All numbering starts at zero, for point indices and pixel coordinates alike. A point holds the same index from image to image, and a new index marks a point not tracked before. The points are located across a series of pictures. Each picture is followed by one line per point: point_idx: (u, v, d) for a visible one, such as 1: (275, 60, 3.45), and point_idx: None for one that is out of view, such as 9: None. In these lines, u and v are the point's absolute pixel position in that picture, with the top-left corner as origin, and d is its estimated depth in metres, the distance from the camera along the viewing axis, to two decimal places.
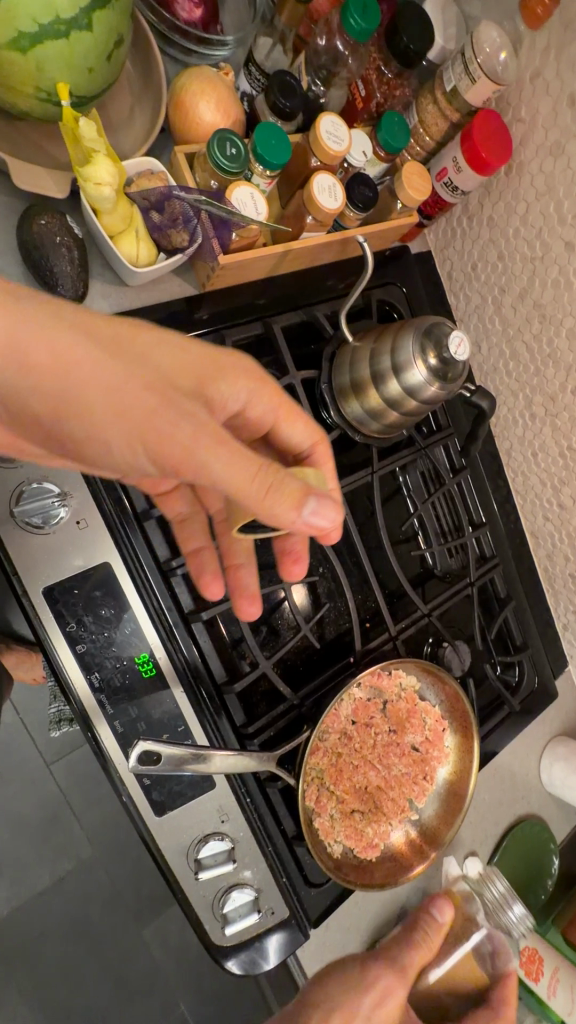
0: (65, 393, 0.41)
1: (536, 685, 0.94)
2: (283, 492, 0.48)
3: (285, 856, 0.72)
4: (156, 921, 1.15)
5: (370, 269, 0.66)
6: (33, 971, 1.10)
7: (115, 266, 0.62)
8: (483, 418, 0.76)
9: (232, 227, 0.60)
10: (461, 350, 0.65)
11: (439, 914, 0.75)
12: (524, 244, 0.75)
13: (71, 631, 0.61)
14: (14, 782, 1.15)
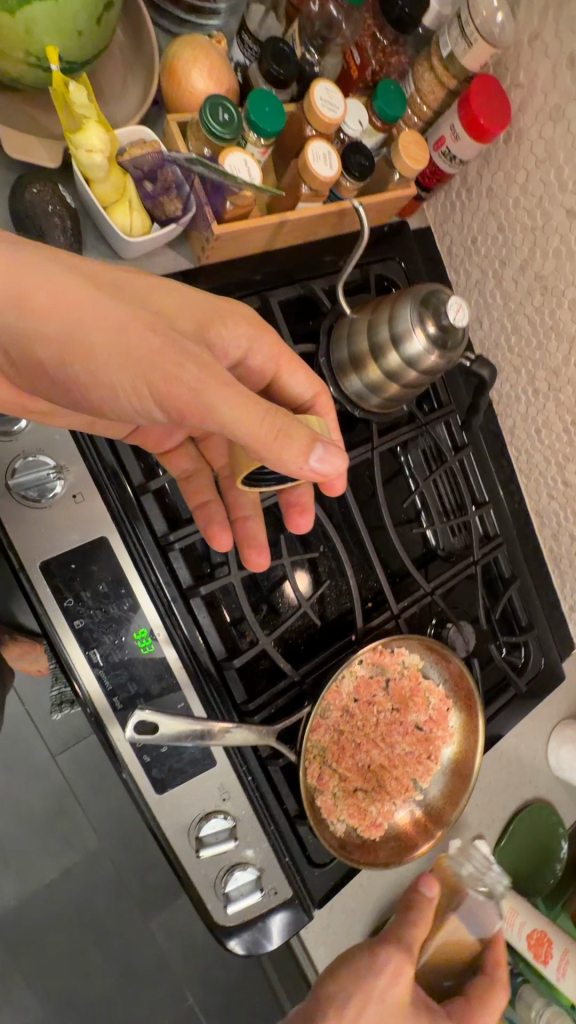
0: (81, 334, 0.46)
1: (542, 667, 0.92)
2: (291, 434, 0.48)
3: (287, 835, 0.71)
4: (163, 912, 1.16)
5: (366, 236, 0.65)
6: (42, 960, 1.12)
7: (109, 238, 0.62)
8: (484, 389, 0.77)
9: (226, 193, 0.60)
10: (460, 316, 0.64)
11: (429, 890, 0.70)
12: (525, 214, 0.74)
13: (69, 607, 0.61)
14: (18, 773, 1.15)
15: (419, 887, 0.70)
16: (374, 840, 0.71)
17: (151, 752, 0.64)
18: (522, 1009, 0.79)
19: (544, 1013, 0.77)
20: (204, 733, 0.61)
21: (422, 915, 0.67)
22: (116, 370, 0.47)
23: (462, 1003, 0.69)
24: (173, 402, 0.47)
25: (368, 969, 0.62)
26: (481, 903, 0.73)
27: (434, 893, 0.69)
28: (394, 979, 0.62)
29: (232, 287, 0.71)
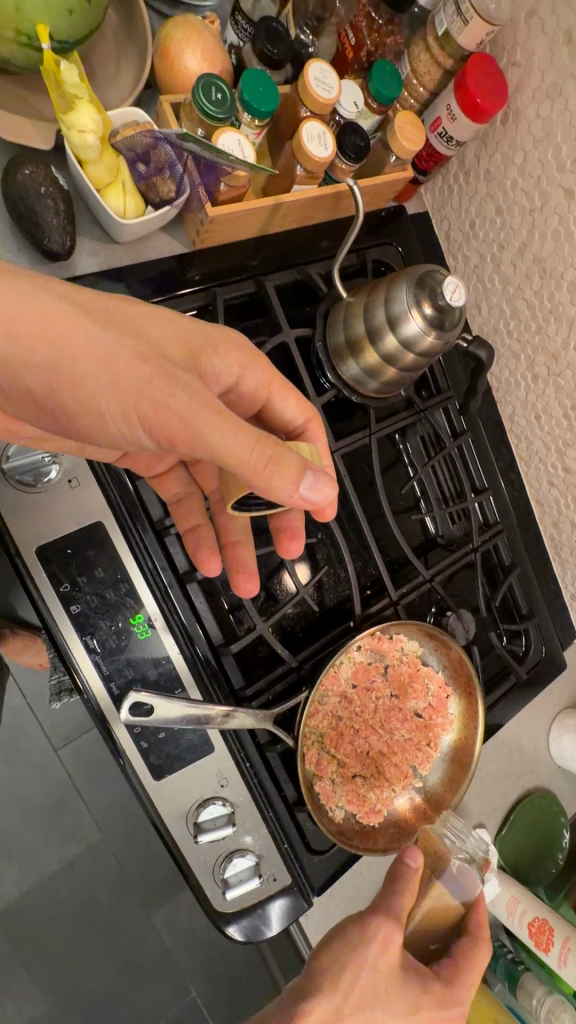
0: (60, 370, 0.46)
1: (543, 655, 0.92)
2: (282, 463, 0.50)
3: (286, 822, 0.71)
4: (165, 907, 1.16)
5: (361, 217, 0.65)
6: (44, 958, 1.13)
7: (103, 221, 0.61)
8: (481, 371, 0.74)
9: (219, 172, 0.59)
10: (456, 296, 0.63)
11: (414, 861, 0.63)
12: (523, 196, 0.73)
13: (65, 591, 0.61)
14: (21, 765, 1.15)
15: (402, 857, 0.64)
16: (374, 826, 0.71)
17: (147, 738, 0.64)
18: (523, 997, 0.79)
19: (545, 1001, 0.77)
20: (201, 715, 0.62)
21: (406, 887, 0.62)
22: (106, 349, 0.47)
23: (452, 963, 0.64)
24: (161, 427, 0.48)
25: (358, 936, 0.59)
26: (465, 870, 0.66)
27: (419, 864, 0.63)
28: (382, 950, 0.58)
29: (227, 272, 0.70)
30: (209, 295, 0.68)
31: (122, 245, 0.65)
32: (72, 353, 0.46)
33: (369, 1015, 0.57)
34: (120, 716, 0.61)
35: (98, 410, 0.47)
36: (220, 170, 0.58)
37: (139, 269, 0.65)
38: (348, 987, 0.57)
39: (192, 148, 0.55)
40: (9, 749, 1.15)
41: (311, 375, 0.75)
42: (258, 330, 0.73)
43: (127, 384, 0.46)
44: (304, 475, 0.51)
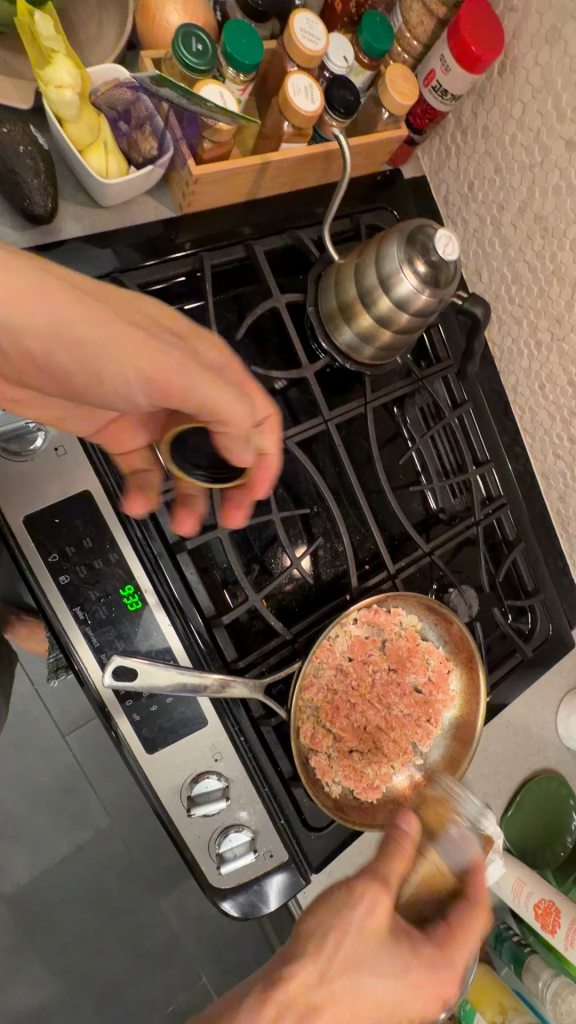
0: (56, 330, 0.43)
1: (550, 633, 0.89)
2: (258, 411, 0.56)
3: (283, 799, 0.70)
4: (174, 893, 1.21)
5: (349, 168, 0.62)
6: (51, 948, 1.17)
7: (87, 185, 0.60)
8: (479, 330, 0.72)
9: (201, 125, 0.57)
10: (449, 248, 0.62)
11: (408, 826, 0.62)
12: (522, 152, 0.70)
13: (54, 562, 0.60)
14: (30, 751, 1.19)
15: (397, 821, 0.63)
16: (372, 802, 0.70)
17: (139, 710, 0.63)
18: (530, 980, 0.77)
19: (551, 983, 0.75)
20: (190, 685, 0.61)
21: (397, 849, 0.61)
22: (92, 305, 0.44)
23: (445, 928, 0.61)
24: (160, 383, 0.49)
25: (345, 899, 0.58)
26: (464, 835, 0.64)
27: (414, 829, 0.62)
28: (371, 908, 0.57)
29: (217, 237, 0.69)
30: (196, 260, 0.66)
31: (106, 209, 0.64)
32: (69, 321, 0.43)
33: (356, 977, 0.55)
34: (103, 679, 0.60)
35: (96, 367, 0.47)
36: (202, 124, 0.57)
37: (125, 235, 0.64)
38: (332, 953, 0.56)
39: (169, 96, 0.54)
40: (18, 736, 1.19)
41: (304, 342, 0.73)
42: (249, 297, 0.71)
43: (118, 338, 0.46)
44: (263, 435, 0.57)
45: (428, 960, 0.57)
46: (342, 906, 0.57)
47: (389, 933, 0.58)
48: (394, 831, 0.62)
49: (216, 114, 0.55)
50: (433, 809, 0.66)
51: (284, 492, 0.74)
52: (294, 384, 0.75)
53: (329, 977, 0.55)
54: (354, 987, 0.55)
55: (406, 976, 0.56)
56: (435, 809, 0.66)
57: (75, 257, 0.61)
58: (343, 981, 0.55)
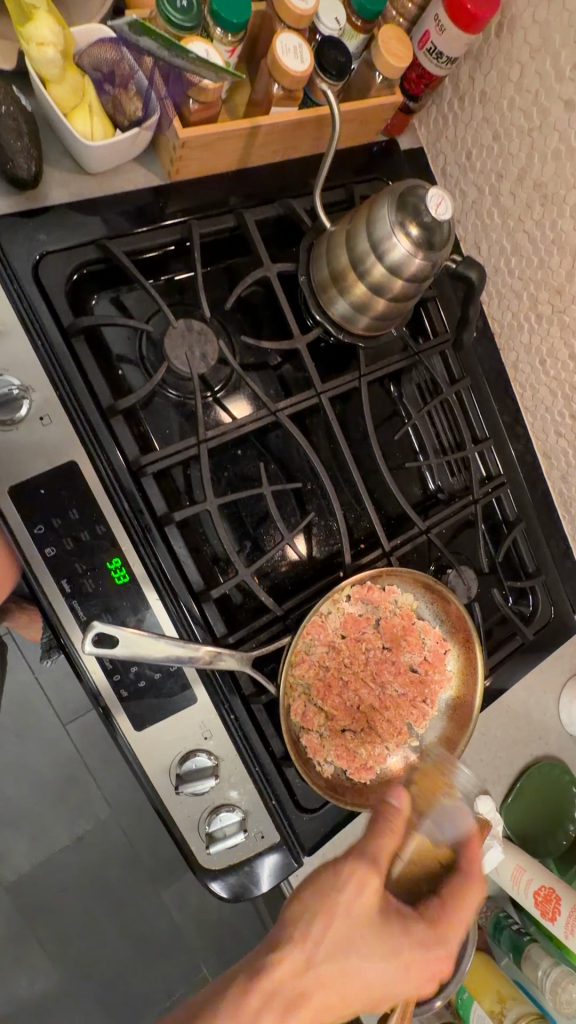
0: None
1: (552, 616, 0.87)
2: None
3: (274, 778, 0.69)
4: (176, 885, 1.29)
5: (338, 129, 0.61)
6: (57, 930, 1.25)
7: (73, 150, 0.59)
8: (473, 296, 0.68)
9: (186, 84, 0.56)
10: (442, 209, 0.59)
11: (397, 801, 0.61)
12: (520, 115, 0.69)
13: (40, 535, 0.59)
14: (30, 740, 1.23)
15: (386, 798, 0.62)
16: (366, 783, 0.68)
17: (126, 686, 0.62)
18: (528, 969, 0.75)
19: (551, 973, 0.73)
20: (183, 657, 0.58)
21: (388, 827, 0.59)
22: None
23: (439, 902, 0.60)
24: None
25: (332, 882, 0.57)
26: (456, 807, 0.64)
27: (404, 804, 0.61)
28: (359, 890, 0.57)
29: (206, 206, 0.68)
30: (185, 230, 0.65)
31: (94, 176, 0.63)
32: None
33: (344, 959, 0.55)
34: (83, 647, 0.56)
35: None
36: (187, 80, 0.55)
37: (112, 204, 0.63)
38: (319, 939, 0.55)
39: (153, 51, 0.53)
40: (18, 723, 1.22)
41: (298, 315, 0.72)
42: (240, 268, 0.70)
43: None
44: None
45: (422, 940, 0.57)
46: (329, 889, 0.57)
47: (378, 912, 0.58)
48: (383, 806, 0.61)
49: (199, 68, 0.54)
50: (425, 779, 0.66)
51: (276, 468, 0.73)
52: (286, 357, 0.73)
53: (317, 962, 0.54)
54: (343, 969, 0.55)
55: (400, 959, 0.56)
56: (427, 780, 0.65)
57: (62, 226, 0.61)
58: (331, 967, 0.54)
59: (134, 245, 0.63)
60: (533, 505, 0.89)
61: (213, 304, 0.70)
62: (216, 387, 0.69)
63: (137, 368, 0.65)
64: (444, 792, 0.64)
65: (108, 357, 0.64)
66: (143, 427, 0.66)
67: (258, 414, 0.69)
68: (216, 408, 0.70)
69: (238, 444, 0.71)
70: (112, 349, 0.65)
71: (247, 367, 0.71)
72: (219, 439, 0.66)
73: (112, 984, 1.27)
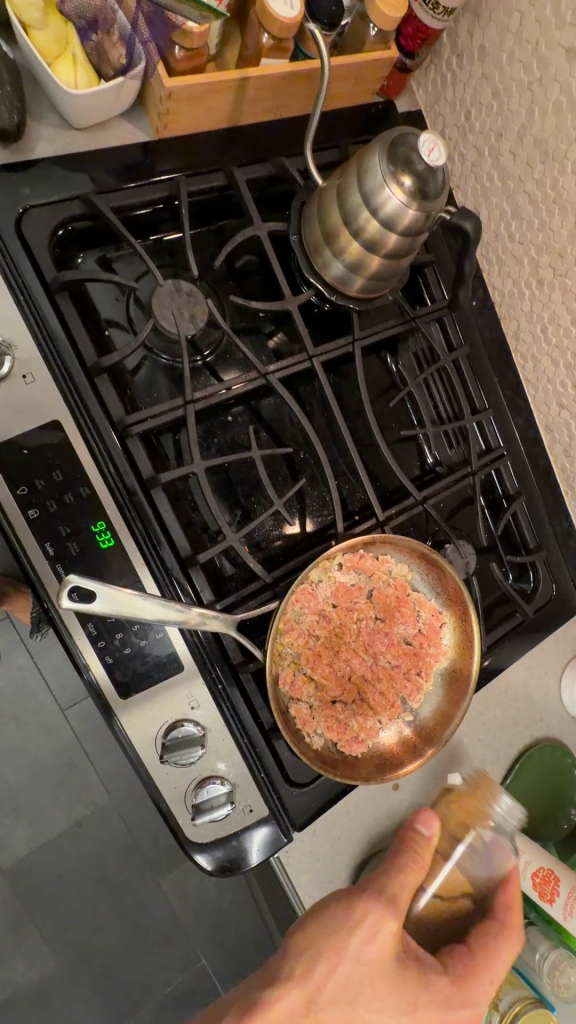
0: None
1: (553, 594, 0.85)
2: None
3: (263, 750, 0.67)
4: (173, 874, 1.30)
5: (328, 75, 0.59)
6: (54, 914, 1.24)
7: (58, 103, 0.58)
8: (469, 249, 0.64)
9: (170, 26, 0.54)
10: (435, 155, 0.57)
11: (427, 829, 0.62)
12: (520, 69, 0.67)
13: (23, 497, 0.57)
14: (31, 727, 1.25)
15: (415, 824, 0.62)
16: (357, 757, 0.66)
17: (111, 652, 0.60)
18: (526, 952, 0.74)
19: (549, 956, 0.72)
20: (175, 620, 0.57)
21: (413, 857, 0.60)
22: None
23: (467, 956, 0.60)
24: None
25: (341, 923, 0.57)
26: (492, 842, 0.65)
27: (433, 832, 0.62)
28: (374, 933, 0.57)
29: (195, 165, 0.66)
30: (174, 187, 0.64)
31: (81, 131, 0.62)
32: None
33: (352, 1007, 0.55)
34: (59, 599, 0.54)
35: None
36: (170, 22, 0.54)
37: (99, 160, 0.62)
38: (323, 980, 0.56)
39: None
40: (19, 709, 1.24)
41: (290, 278, 0.71)
42: (231, 230, 0.69)
43: None
44: None
45: (442, 991, 0.56)
46: (337, 929, 0.57)
47: (395, 958, 0.57)
48: (411, 834, 0.61)
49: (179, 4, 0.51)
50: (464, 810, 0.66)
51: (267, 435, 0.71)
52: (278, 322, 0.72)
53: (319, 1004, 0.55)
54: (347, 1015, 0.55)
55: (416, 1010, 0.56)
56: (463, 807, 0.66)
57: (48, 181, 0.60)
58: (334, 1013, 0.55)
59: (122, 202, 0.62)
60: (534, 475, 0.86)
61: (203, 266, 0.68)
62: (206, 351, 0.67)
63: (125, 330, 0.64)
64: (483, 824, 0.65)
65: (94, 317, 0.62)
66: (131, 391, 0.65)
67: (248, 377, 0.67)
68: (206, 373, 0.68)
69: (227, 409, 0.70)
70: (100, 310, 0.63)
71: (238, 331, 0.70)
72: (206, 401, 0.65)
73: (107, 969, 1.26)
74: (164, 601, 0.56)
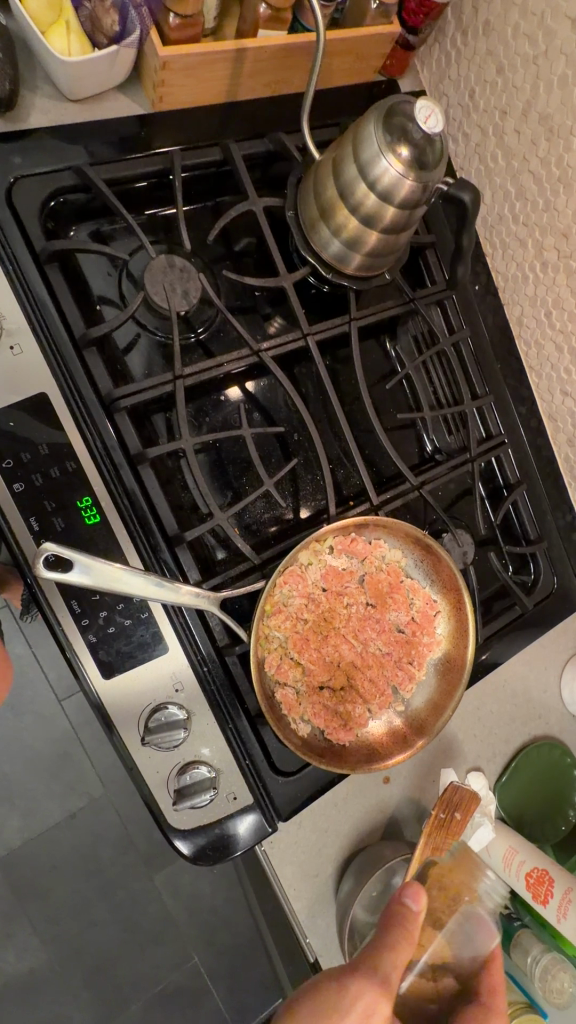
0: None
1: (554, 587, 0.82)
2: None
3: (248, 736, 0.66)
4: (166, 870, 1.28)
5: (323, 41, 0.57)
6: (45, 907, 1.23)
7: (51, 71, 0.57)
8: (467, 223, 0.63)
9: None
10: (431, 124, 0.55)
11: (415, 903, 0.55)
12: (525, 44, 0.66)
13: (7, 470, 0.56)
14: (27, 717, 1.24)
15: (402, 897, 0.56)
16: (344, 746, 0.64)
17: (95, 631, 0.58)
18: (517, 956, 0.72)
19: (541, 960, 0.70)
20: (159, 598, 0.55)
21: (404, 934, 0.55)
22: None
23: None
24: None
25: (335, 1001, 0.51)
26: (473, 915, 0.63)
27: (421, 906, 0.55)
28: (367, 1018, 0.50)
29: (192, 139, 0.65)
30: (168, 161, 0.63)
31: (77, 103, 0.61)
32: None
33: None
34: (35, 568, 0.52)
35: None
36: None
37: (95, 132, 0.62)
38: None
39: None
40: (15, 699, 1.23)
41: (286, 257, 0.70)
42: (227, 206, 0.68)
43: None
44: None
45: None
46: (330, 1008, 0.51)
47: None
48: (397, 909, 0.55)
49: None
50: (447, 876, 0.63)
51: (260, 417, 0.70)
52: (274, 301, 0.70)
53: None
54: None
55: None
56: (451, 875, 0.63)
57: (44, 153, 0.59)
58: None
59: (116, 174, 0.61)
60: (536, 465, 0.83)
61: (198, 243, 0.67)
62: (200, 328, 0.66)
63: (116, 305, 0.63)
64: (468, 894, 0.64)
65: (86, 291, 0.62)
66: (121, 367, 0.64)
67: (241, 356, 0.65)
68: (199, 352, 0.67)
69: (219, 389, 0.69)
70: (91, 283, 0.62)
71: (233, 310, 0.68)
72: (197, 378, 0.63)
73: (99, 966, 1.24)
74: (149, 576, 0.54)
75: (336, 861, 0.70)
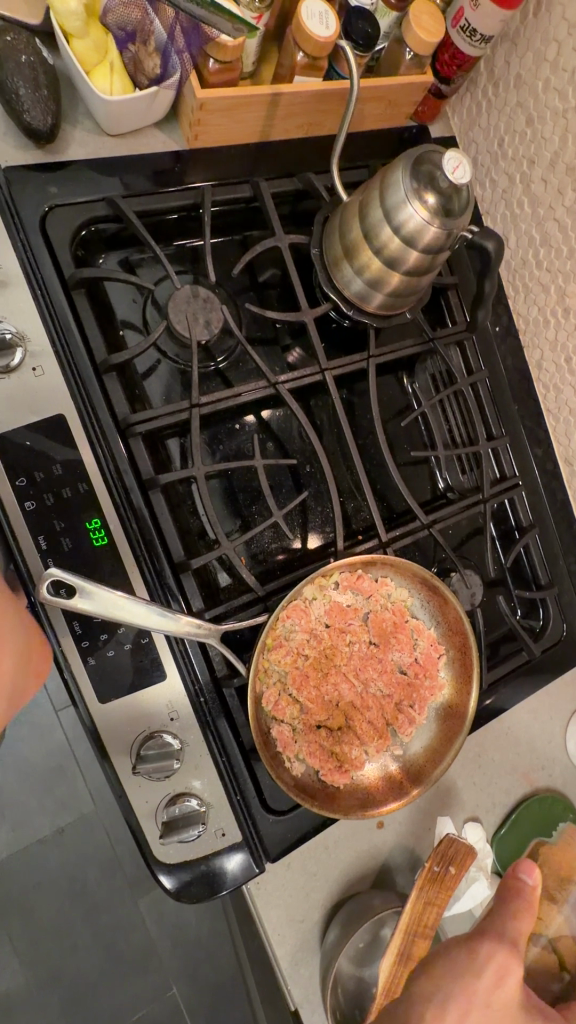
0: None
1: (563, 634, 0.81)
2: None
3: (240, 771, 0.64)
4: (151, 896, 1.25)
5: (356, 90, 0.58)
6: (26, 927, 1.20)
7: (92, 108, 0.60)
8: (489, 268, 0.64)
9: (204, 33, 0.55)
10: (459, 173, 0.57)
11: (530, 877, 0.57)
12: (555, 98, 0.67)
13: (21, 487, 0.56)
14: (24, 729, 1.23)
15: (516, 872, 0.58)
16: (339, 789, 0.62)
17: (94, 653, 0.58)
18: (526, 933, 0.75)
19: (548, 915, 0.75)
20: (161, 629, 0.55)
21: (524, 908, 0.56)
22: None
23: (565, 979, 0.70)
24: None
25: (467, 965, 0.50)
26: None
27: (536, 881, 0.57)
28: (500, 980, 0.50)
29: (223, 176, 0.67)
30: (200, 196, 0.65)
31: (116, 137, 0.64)
32: None
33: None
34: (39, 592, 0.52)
35: None
36: (205, 34, 0.55)
37: (130, 165, 0.64)
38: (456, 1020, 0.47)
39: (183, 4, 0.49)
40: None
41: (309, 292, 0.71)
42: (255, 239, 0.69)
43: None
44: None
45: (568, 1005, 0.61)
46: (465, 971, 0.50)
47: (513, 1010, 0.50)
48: (514, 882, 0.57)
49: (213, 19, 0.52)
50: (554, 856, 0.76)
51: (274, 447, 0.70)
52: (294, 334, 0.71)
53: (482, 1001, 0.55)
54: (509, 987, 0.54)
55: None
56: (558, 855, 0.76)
57: (79, 184, 0.61)
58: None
59: (147, 206, 0.63)
60: (550, 509, 0.82)
61: (223, 274, 0.68)
62: (219, 357, 0.67)
63: (138, 331, 0.64)
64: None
65: (110, 317, 0.63)
66: (139, 392, 0.64)
67: (258, 387, 0.66)
68: (217, 379, 0.68)
69: (235, 417, 0.69)
70: (116, 309, 0.64)
71: (253, 340, 0.69)
72: (213, 406, 0.64)
73: (75, 993, 1.21)
74: (152, 605, 0.54)
75: (324, 906, 0.68)
